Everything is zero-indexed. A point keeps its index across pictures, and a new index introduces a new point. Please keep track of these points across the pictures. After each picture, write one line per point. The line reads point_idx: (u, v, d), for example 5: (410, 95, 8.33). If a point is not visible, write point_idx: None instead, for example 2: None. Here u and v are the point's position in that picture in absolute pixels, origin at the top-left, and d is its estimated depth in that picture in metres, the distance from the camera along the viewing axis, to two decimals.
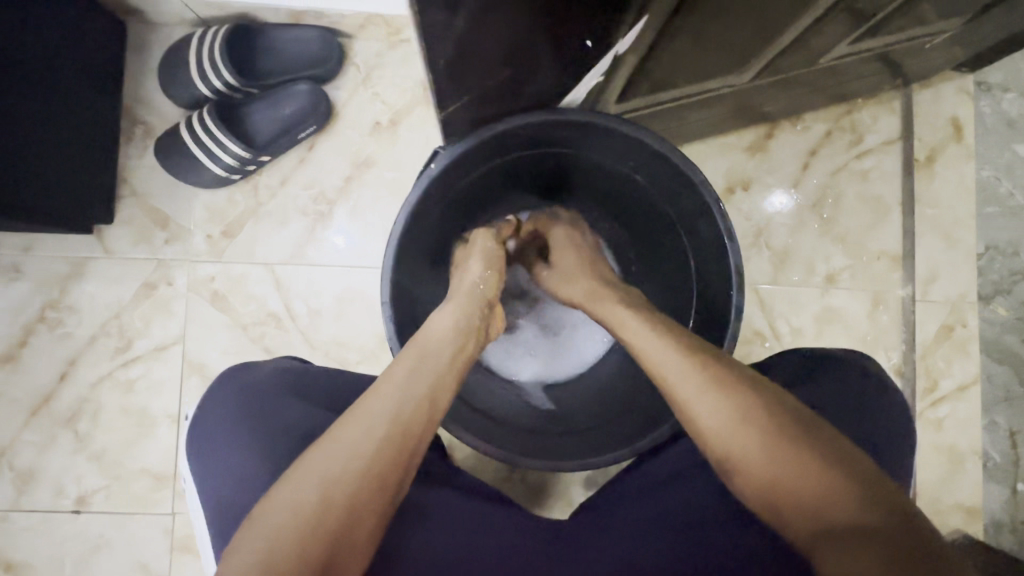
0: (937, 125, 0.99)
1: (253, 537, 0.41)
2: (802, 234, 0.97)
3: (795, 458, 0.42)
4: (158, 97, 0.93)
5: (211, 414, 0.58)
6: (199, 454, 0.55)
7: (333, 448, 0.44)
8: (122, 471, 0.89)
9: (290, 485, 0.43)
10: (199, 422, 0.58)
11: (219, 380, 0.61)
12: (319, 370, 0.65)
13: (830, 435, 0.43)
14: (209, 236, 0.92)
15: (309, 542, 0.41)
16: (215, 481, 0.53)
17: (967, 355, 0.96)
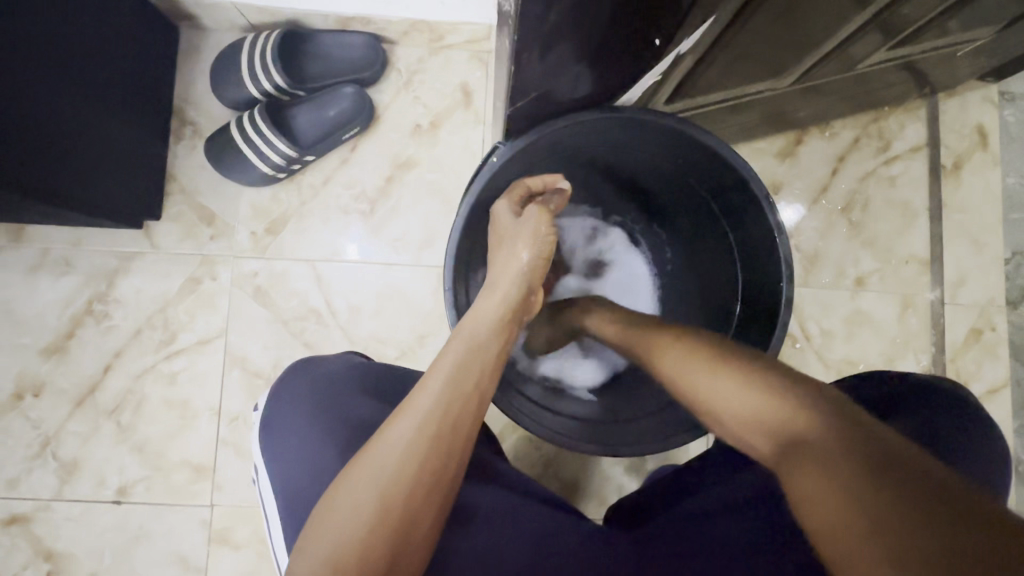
0: (963, 133, 1.01)
1: (319, 540, 0.43)
2: (832, 237, 0.99)
3: (802, 431, 0.38)
4: (207, 99, 0.96)
5: (280, 410, 0.60)
6: (271, 448, 0.58)
7: (388, 452, 0.44)
8: (163, 462, 0.90)
9: (348, 489, 0.44)
10: (270, 418, 0.61)
11: (288, 377, 0.64)
12: (376, 363, 0.67)
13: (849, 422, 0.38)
14: (253, 232, 0.94)
15: (374, 542, 0.42)
16: (286, 471, 0.56)
17: (997, 358, 0.97)
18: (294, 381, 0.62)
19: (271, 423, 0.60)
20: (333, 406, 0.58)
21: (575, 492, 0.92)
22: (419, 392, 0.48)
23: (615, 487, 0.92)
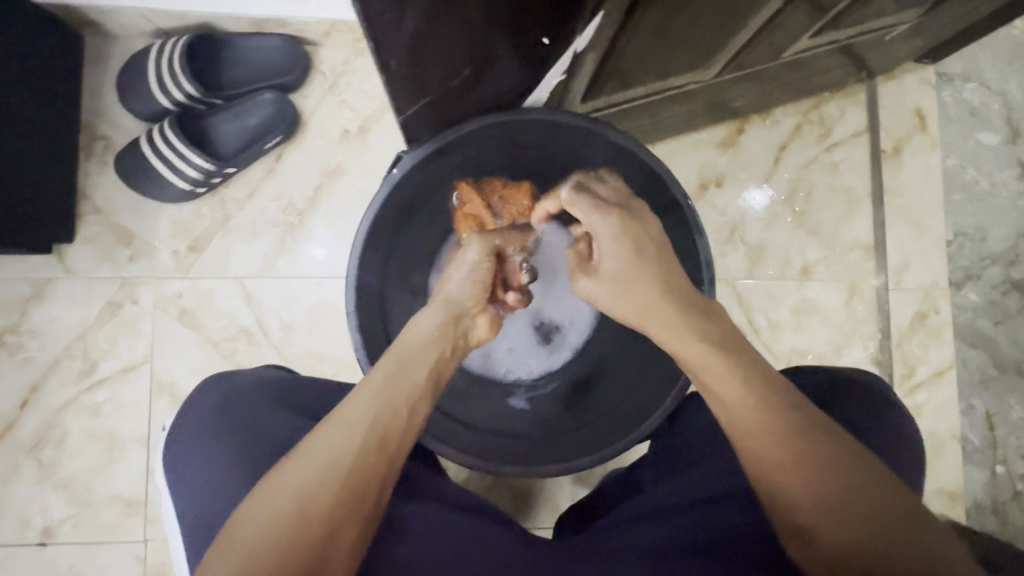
0: (902, 116, 1.01)
1: (227, 553, 0.37)
2: (776, 227, 0.98)
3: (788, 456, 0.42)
4: (118, 111, 0.90)
5: (191, 431, 0.50)
6: (175, 473, 0.49)
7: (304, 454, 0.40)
8: (92, 498, 0.85)
9: (263, 498, 0.39)
10: (176, 437, 0.51)
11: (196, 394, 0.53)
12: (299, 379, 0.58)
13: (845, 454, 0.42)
14: (175, 251, 0.90)
15: (273, 557, 0.36)
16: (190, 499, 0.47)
17: (942, 341, 0.98)
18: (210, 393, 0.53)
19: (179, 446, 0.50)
20: (257, 423, 0.49)
21: (526, 502, 0.89)
22: (350, 402, 0.44)
23: (567, 494, 0.90)
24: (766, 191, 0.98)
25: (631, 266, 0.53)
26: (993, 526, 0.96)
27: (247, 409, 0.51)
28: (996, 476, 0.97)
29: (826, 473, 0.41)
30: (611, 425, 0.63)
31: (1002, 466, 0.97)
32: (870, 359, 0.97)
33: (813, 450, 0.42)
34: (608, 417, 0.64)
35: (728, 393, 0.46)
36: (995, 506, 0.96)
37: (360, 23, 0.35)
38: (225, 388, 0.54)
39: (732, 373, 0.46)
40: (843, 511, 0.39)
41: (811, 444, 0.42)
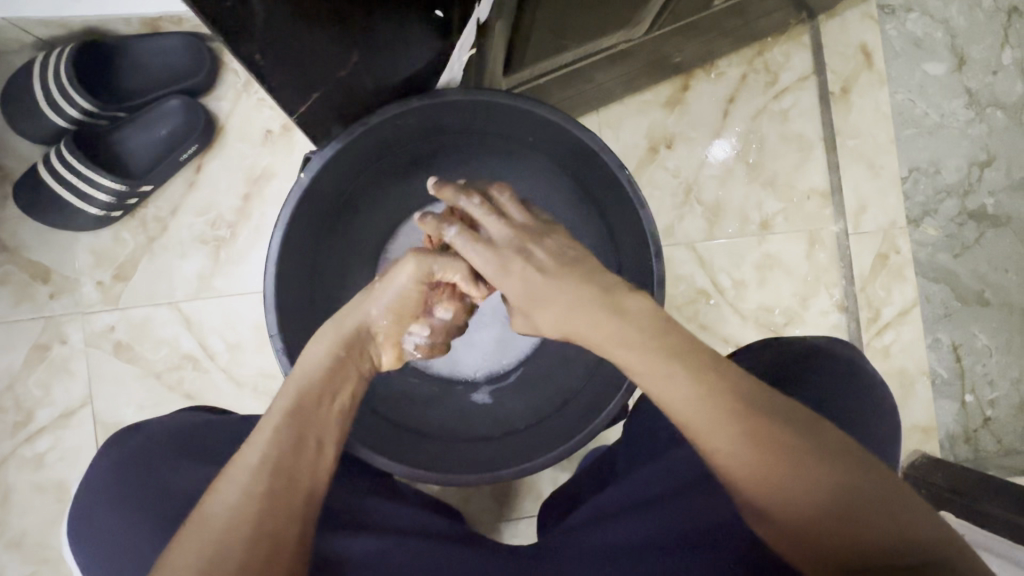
0: (848, 54, 0.98)
1: None
2: (732, 183, 0.95)
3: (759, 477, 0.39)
4: (10, 136, 0.82)
5: (90, 493, 0.46)
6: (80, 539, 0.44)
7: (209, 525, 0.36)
8: (49, 552, 0.81)
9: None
10: (81, 500, 0.46)
11: (103, 450, 0.49)
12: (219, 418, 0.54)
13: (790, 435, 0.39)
14: (100, 282, 0.83)
15: None
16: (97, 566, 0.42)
17: (904, 280, 0.97)
18: (114, 448, 0.49)
19: (81, 511, 0.46)
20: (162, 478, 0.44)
21: (507, 495, 0.87)
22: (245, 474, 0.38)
23: (548, 480, 0.88)
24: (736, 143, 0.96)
25: (531, 278, 0.46)
26: (966, 454, 0.98)
27: (151, 459, 0.47)
28: (966, 405, 0.98)
29: (777, 466, 0.38)
30: (576, 416, 0.60)
31: (970, 395, 0.99)
32: (836, 306, 0.96)
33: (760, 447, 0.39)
34: (573, 407, 0.62)
35: (667, 389, 0.41)
36: (968, 434, 0.98)
37: (222, 43, 0.35)
38: (132, 439, 0.50)
39: (662, 364, 0.41)
40: (808, 498, 0.38)
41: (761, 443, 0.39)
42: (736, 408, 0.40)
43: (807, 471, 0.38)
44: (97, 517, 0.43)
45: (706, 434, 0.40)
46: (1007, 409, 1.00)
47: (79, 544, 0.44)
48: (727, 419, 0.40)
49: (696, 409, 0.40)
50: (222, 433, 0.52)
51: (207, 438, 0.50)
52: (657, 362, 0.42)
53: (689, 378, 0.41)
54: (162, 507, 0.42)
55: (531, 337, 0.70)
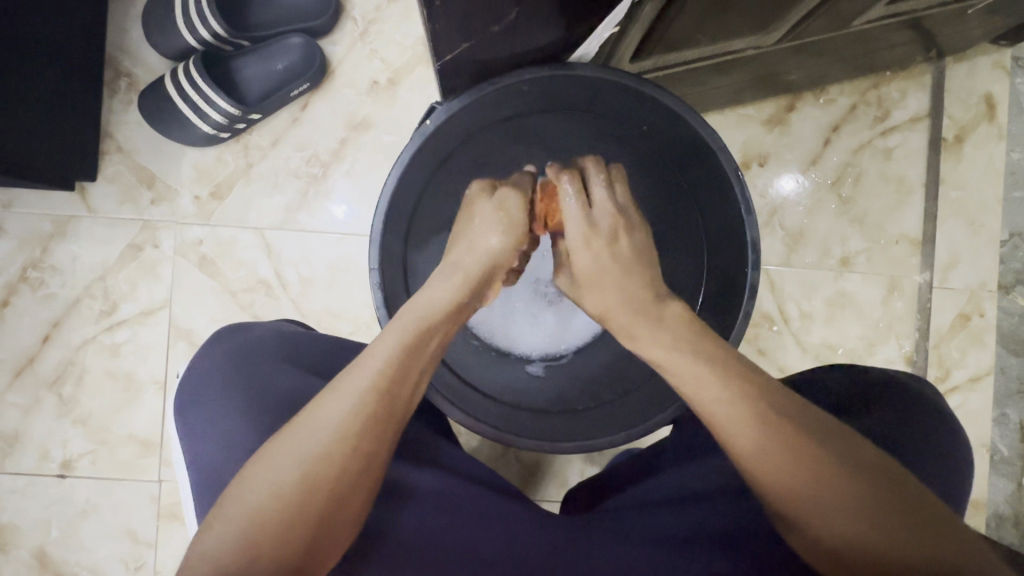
0: (968, 101, 0.93)
1: (222, 535, 0.40)
2: (819, 214, 0.93)
3: (805, 492, 0.41)
4: (144, 47, 0.88)
5: (200, 375, 0.54)
6: (187, 410, 0.53)
7: (311, 428, 0.42)
8: (109, 436, 0.87)
9: (245, 492, 0.41)
10: (191, 377, 0.55)
11: (213, 339, 0.58)
12: (307, 334, 0.61)
13: (848, 454, 0.42)
14: (197, 197, 0.88)
15: (271, 532, 0.40)
16: (201, 439, 0.51)
17: (982, 346, 0.93)
18: (222, 341, 0.56)
19: (191, 385, 0.54)
20: (267, 379, 0.53)
21: (533, 476, 0.88)
22: (326, 398, 0.44)
23: (577, 470, 0.88)
24: (803, 181, 0.93)
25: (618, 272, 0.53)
26: (1012, 539, 0.92)
27: (257, 357, 0.55)
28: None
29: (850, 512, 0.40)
30: (632, 409, 0.63)
31: None
32: (903, 358, 0.93)
33: (837, 492, 0.41)
34: (632, 400, 0.64)
35: (728, 428, 0.43)
36: (1019, 519, 0.92)
37: None
38: (238, 336, 0.58)
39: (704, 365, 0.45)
40: (857, 523, 0.40)
41: (811, 457, 0.41)
42: (809, 446, 0.42)
43: (863, 510, 0.40)
44: (205, 395, 0.52)
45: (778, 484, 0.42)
46: None
47: (186, 414, 0.53)
48: (790, 460, 0.41)
49: (758, 446, 0.42)
50: (314, 348, 0.60)
51: (304, 348, 0.59)
52: (719, 409, 0.44)
53: (748, 411, 0.43)
54: (263, 403, 0.50)
55: (589, 327, 0.70)
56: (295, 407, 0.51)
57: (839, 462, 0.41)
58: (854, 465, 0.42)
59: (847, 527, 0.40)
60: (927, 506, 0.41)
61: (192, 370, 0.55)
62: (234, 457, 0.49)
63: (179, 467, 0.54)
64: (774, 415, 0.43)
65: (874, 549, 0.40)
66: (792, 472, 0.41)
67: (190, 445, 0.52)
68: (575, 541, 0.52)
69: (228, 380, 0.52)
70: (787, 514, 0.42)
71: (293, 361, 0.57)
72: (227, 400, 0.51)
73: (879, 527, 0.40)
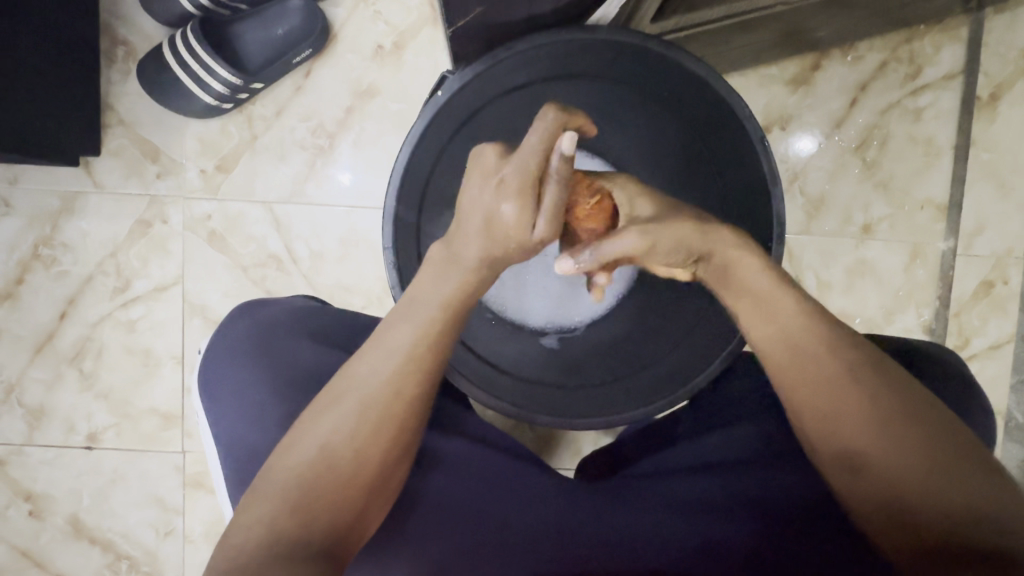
0: (1007, 57, 0.88)
1: (277, 483, 0.41)
2: (842, 178, 0.89)
3: (847, 411, 0.43)
4: (139, 13, 0.84)
5: (223, 350, 0.54)
6: (210, 386, 0.54)
7: (348, 402, 0.44)
8: (131, 409, 0.89)
9: (297, 445, 0.43)
10: (212, 354, 0.55)
11: (232, 316, 0.58)
12: (323, 308, 0.61)
13: (888, 377, 0.44)
14: (203, 170, 0.86)
15: (321, 485, 0.41)
16: (225, 414, 0.52)
17: (1004, 314, 0.91)
18: (240, 317, 0.57)
19: (213, 361, 0.55)
20: (287, 356, 0.53)
21: (548, 446, 0.89)
22: (371, 352, 0.46)
23: (590, 440, 0.90)
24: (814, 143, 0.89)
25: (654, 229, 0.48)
26: None
27: (275, 334, 0.55)
28: None
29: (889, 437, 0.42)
30: (646, 386, 0.64)
31: None
32: (922, 327, 0.91)
33: (879, 416, 0.43)
34: (648, 376, 0.64)
35: (780, 335, 0.46)
36: None
37: None
38: (255, 311, 0.58)
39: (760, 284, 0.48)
40: (896, 448, 0.41)
41: (852, 375, 0.44)
42: (851, 367, 0.44)
43: (902, 434, 0.42)
44: (228, 370, 0.53)
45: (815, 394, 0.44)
46: None
47: (209, 391, 0.54)
48: (833, 376, 0.44)
49: (805, 363, 0.45)
50: (328, 322, 0.59)
51: (321, 323, 0.59)
52: (776, 318, 0.47)
53: (801, 327, 0.46)
54: (286, 378, 0.51)
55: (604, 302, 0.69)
56: (317, 380, 0.51)
57: (880, 386, 0.43)
58: (899, 392, 0.44)
59: (887, 448, 0.42)
60: (962, 436, 0.42)
61: (213, 347, 0.56)
62: (259, 430, 0.50)
63: (206, 444, 0.55)
64: (818, 324, 0.46)
65: (916, 473, 0.40)
66: (829, 379, 0.44)
67: (214, 420, 0.53)
68: (599, 502, 0.53)
69: (249, 355, 0.52)
70: (831, 438, 0.44)
71: (310, 336, 0.56)
72: (251, 376, 0.52)
73: (917, 450, 0.41)
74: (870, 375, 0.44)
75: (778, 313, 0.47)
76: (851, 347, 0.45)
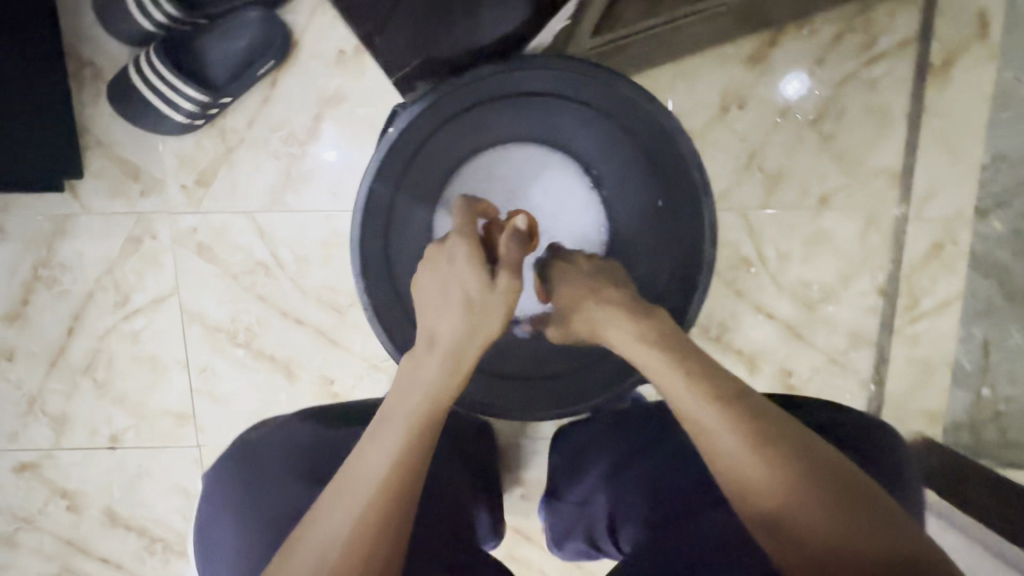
0: (962, 21, 0.89)
1: None
2: (799, 153, 0.93)
3: (759, 483, 0.44)
4: (101, 32, 0.85)
5: (214, 502, 0.66)
6: (207, 531, 0.65)
7: (347, 504, 0.45)
8: (146, 412, 0.96)
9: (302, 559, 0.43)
10: (207, 500, 0.67)
11: (219, 464, 0.69)
12: (294, 433, 0.71)
13: (796, 445, 0.45)
14: (183, 186, 0.90)
15: None
16: (219, 558, 0.62)
17: (954, 273, 0.96)
18: (224, 464, 0.68)
19: (209, 508, 0.66)
20: (260, 500, 0.63)
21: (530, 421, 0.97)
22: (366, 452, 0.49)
23: None
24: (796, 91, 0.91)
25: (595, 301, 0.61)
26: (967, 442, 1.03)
27: (251, 477, 0.66)
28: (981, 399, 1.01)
29: (793, 487, 0.43)
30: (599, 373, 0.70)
31: (987, 388, 1.02)
32: (876, 289, 0.97)
33: (781, 464, 0.44)
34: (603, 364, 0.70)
35: (690, 410, 0.48)
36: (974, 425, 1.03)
37: None
38: (237, 455, 0.69)
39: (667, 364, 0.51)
40: (812, 519, 0.42)
41: (761, 445, 0.45)
42: (758, 436, 0.45)
43: (816, 502, 0.42)
44: (219, 524, 0.64)
45: (715, 447, 0.46)
46: None
47: (208, 539, 0.65)
48: (743, 448, 0.45)
49: (715, 435, 0.46)
50: (296, 445, 0.69)
51: (291, 449, 0.69)
52: (682, 393, 0.49)
53: (706, 403, 0.48)
54: (261, 520, 0.61)
55: None
56: (284, 516, 0.61)
57: (789, 454, 0.45)
58: (808, 457, 0.45)
59: (804, 518, 0.42)
60: (873, 499, 0.43)
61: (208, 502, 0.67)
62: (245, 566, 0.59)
63: None
64: (725, 395, 0.48)
65: (832, 542, 0.41)
66: (739, 451, 0.45)
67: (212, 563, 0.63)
68: None
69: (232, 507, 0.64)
70: (750, 511, 0.44)
71: (281, 466, 0.67)
72: (236, 525, 0.62)
73: (832, 518, 0.41)
74: (777, 432, 0.46)
75: (685, 387, 0.49)
76: (759, 416, 0.47)
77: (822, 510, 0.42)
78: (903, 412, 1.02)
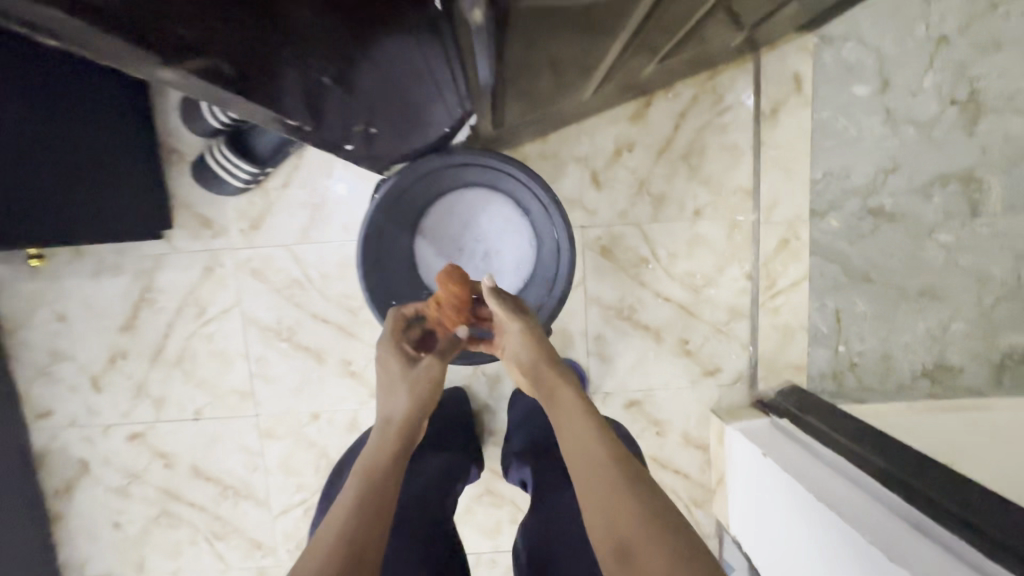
0: (782, 80, 1.25)
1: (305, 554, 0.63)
2: (676, 180, 1.28)
3: (608, 489, 0.66)
4: (183, 129, 1.25)
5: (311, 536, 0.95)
6: None
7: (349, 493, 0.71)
8: (219, 391, 1.34)
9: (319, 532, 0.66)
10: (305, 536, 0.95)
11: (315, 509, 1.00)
12: None
13: (644, 482, 0.67)
14: (241, 229, 1.29)
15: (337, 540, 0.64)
16: None
17: (799, 259, 1.31)
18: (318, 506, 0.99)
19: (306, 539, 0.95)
20: None
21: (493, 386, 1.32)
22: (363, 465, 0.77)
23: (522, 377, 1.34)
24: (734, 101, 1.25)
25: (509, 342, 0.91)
26: (827, 386, 1.37)
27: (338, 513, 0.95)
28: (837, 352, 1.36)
29: (649, 525, 0.61)
30: None
31: (842, 345, 1.36)
32: (744, 275, 1.32)
33: (629, 486, 0.66)
34: None
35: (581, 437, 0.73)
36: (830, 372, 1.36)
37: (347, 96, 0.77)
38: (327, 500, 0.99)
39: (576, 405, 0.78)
40: (642, 539, 0.60)
41: (618, 471, 0.67)
42: (619, 461, 0.69)
43: (646, 523, 0.61)
44: None
45: (593, 463, 0.69)
46: (871, 358, 1.36)
47: None
48: (605, 469, 0.68)
49: (591, 452, 0.71)
50: None
51: None
52: (576, 423, 0.75)
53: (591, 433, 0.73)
54: None
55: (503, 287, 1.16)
56: None
57: (638, 489, 0.65)
58: (653, 500, 0.64)
59: (635, 530, 0.61)
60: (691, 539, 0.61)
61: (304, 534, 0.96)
62: None
63: None
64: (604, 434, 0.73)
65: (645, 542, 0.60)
66: (602, 468, 0.68)
67: None
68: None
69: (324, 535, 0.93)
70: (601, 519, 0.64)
71: None
72: None
73: (651, 529, 0.61)
74: (636, 472, 0.68)
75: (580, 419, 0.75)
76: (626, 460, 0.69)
77: (653, 540, 0.60)
78: (776, 365, 1.36)
